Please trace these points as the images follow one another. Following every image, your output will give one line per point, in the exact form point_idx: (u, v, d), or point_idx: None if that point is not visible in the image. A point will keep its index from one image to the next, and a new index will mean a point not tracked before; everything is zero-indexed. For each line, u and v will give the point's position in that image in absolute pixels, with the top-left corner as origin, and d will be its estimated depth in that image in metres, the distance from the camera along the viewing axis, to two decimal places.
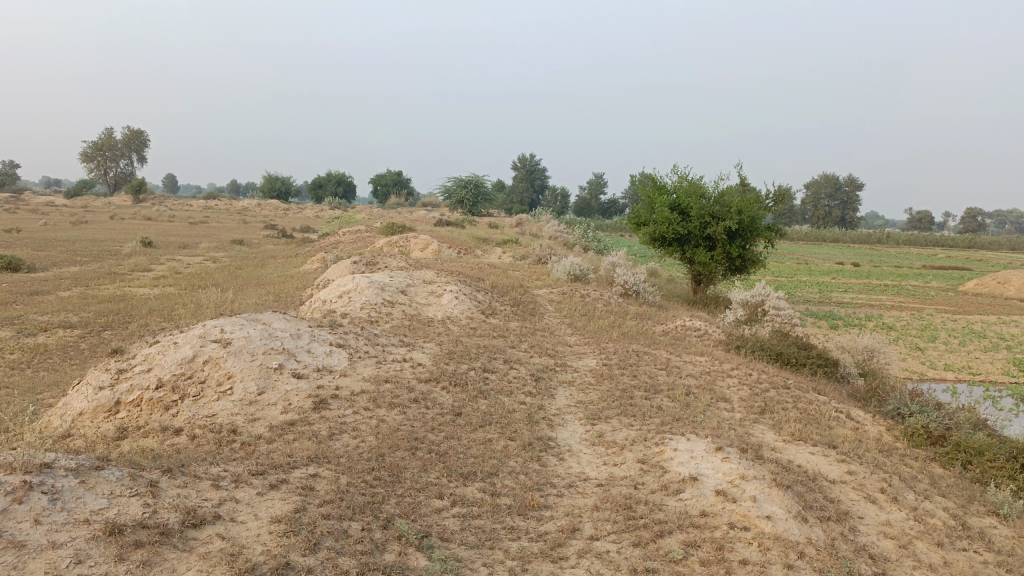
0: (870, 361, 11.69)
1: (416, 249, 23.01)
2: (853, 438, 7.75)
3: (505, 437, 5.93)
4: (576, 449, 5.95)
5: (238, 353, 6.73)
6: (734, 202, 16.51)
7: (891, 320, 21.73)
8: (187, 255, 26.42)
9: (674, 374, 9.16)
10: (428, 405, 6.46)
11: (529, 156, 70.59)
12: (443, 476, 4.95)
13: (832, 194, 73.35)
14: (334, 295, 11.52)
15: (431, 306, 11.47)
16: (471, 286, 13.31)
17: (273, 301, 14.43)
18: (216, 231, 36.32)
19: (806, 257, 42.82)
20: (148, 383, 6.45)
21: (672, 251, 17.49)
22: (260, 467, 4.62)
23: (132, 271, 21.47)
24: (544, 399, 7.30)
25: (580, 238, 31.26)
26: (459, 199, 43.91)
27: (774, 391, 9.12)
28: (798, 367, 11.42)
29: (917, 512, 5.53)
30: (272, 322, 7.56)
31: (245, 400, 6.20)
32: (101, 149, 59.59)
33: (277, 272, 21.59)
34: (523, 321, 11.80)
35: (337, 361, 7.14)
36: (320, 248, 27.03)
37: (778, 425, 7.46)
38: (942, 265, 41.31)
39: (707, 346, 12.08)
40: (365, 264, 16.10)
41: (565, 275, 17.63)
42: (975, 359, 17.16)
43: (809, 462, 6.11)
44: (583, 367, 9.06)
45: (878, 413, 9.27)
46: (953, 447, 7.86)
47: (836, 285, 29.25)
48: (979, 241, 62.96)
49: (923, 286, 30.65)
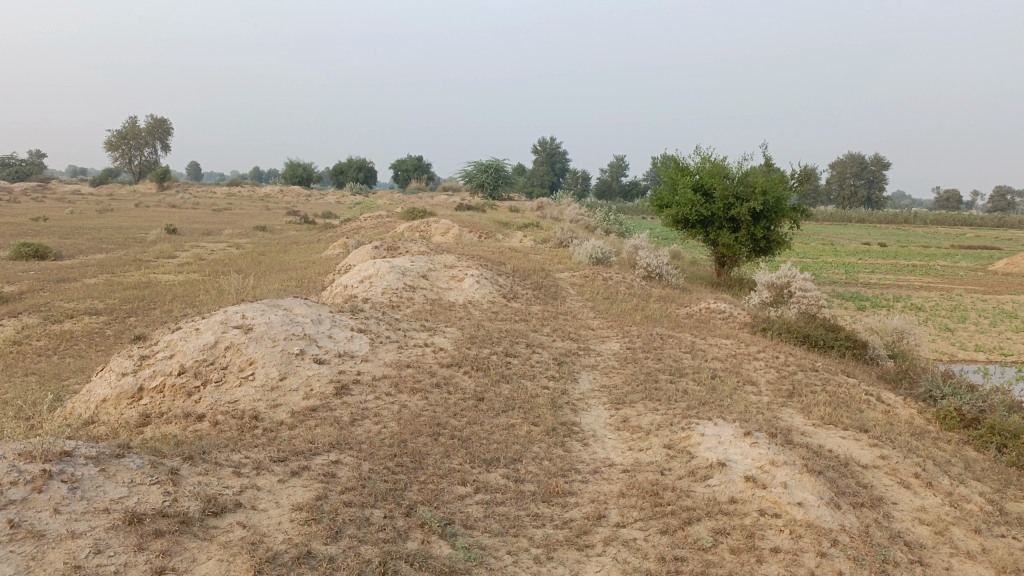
0: (900, 342, 11.46)
1: (438, 233, 22.95)
2: (884, 421, 7.58)
3: (529, 422, 5.84)
4: (600, 434, 5.85)
5: (259, 338, 6.70)
6: (759, 182, 16.23)
7: (919, 301, 21.33)
8: (210, 241, 26.61)
9: (699, 357, 9.01)
10: (451, 390, 6.39)
11: (550, 139, 70.14)
12: (465, 462, 4.88)
13: (858, 174, 72.16)
14: (355, 280, 11.49)
15: (452, 291, 11.40)
16: (492, 270, 13.22)
17: (296, 286, 14.46)
18: (239, 218, 36.55)
19: (831, 237, 42.27)
20: (170, 369, 6.44)
21: (695, 232, 17.26)
22: (281, 453, 4.57)
23: (156, 258, 21.65)
24: (568, 383, 7.21)
25: (602, 221, 31.03)
26: (480, 183, 43.74)
27: (801, 374, 8.95)
28: (825, 350, 11.22)
29: (953, 497, 5.37)
30: (293, 308, 7.52)
31: (267, 386, 6.17)
32: (126, 137, 60.21)
33: (299, 258, 21.65)
34: (545, 305, 11.70)
35: (358, 346, 7.09)
36: (342, 233, 27.06)
37: (806, 409, 7.30)
38: (971, 245, 40.49)
39: (732, 329, 11.91)
40: (387, 249, 16.07)
41: (587, 258, 17.48)
42: (1008, 340, 16.79)
43: (840, 447, 5.96)
44: (606, 351, 8.95)
45: (909, 395, 9.07)
46: (988, 430, 7.66)
47: (862, 265, 28.78)
48: (1010, 220, 61.67)
49: (952, 266, 30.08)
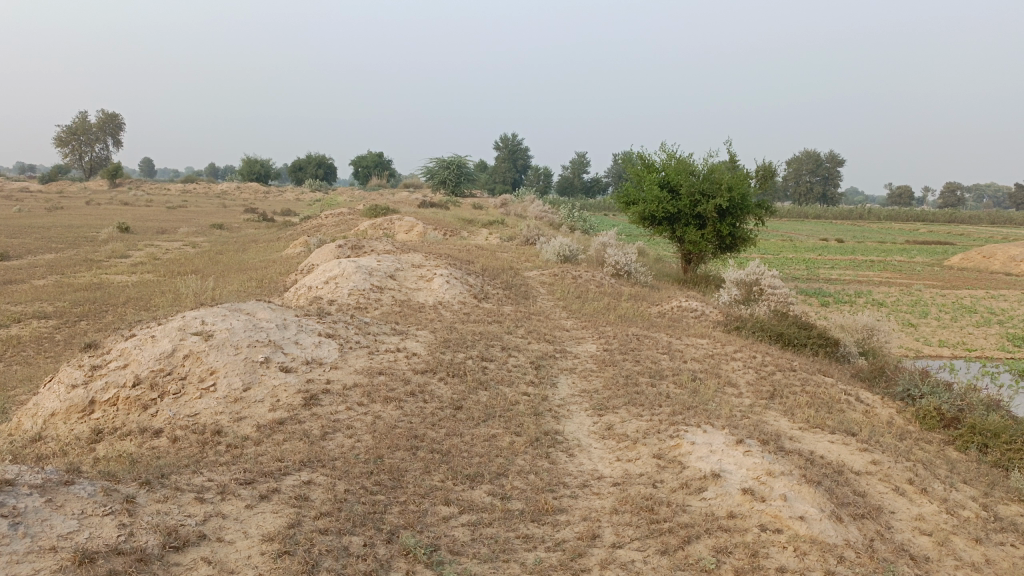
0: (871, 340, 11.43)
1: (402, 231, 22.52)
2: (867, 422, 7.45)
3: (510, 432, 5.56)
4: (585, 444, 5.59)
5: (221, 346, 6.29)
6: (725, 179, 16.14)
7: (881, 296, 21.54)
8: (165, 240, 25.78)
9: (677, 358, 8.81)
10: (427, 399, 6.07)
11: (512, 136, 69.85)
12: (447, 479, 4.57)
13: (814, 171, 73.30)
14: (320, 281, 11.08)
15: (422, 291, 11.05)
16: (461, 269, 12.89)
17: (256, 287, 13.96)
18: (196, 216, 35.62)
19: (790, 233, 42.79)
20: (124, 381, 6.01)
21: (662, 230, 17.11)
22: (248, 474, 4.20)
23: (109, 257, 20.85)
24: (547, 389, 6.93)
25: (566, 218, 30.87)
26: (442, 179, 43.22)
27: (780, 374, 8.79)
28: (799, 348, 11.13)
29: (949, 504, 5.22)
30: (256, 312, 7.12)
31: (230, 397, 5.78)
32: (76, 133, 58.36)
33: (259, 257, 21.05)
34: (517, 305, 11.43)
35: (327, 353, 6.72)
36: (303, 232, 26.42)
37: (790, 412, 7.13)
38: (925, 240, 41.22)
39: (705, 328, 11.76)
40: (350, 248, 15.61)
41: (555, 256, 17.24)
42: (969, 335, 16.99)
43: (831, 453, 5.79)
44: (583, 353, 8.70)
45: (887, 394, 8.97)
46: (968, 429, 7.58)
47: (823, 261, 29.08)
48: (959, 215, 63.17)
49: (909, 261, 30.55)
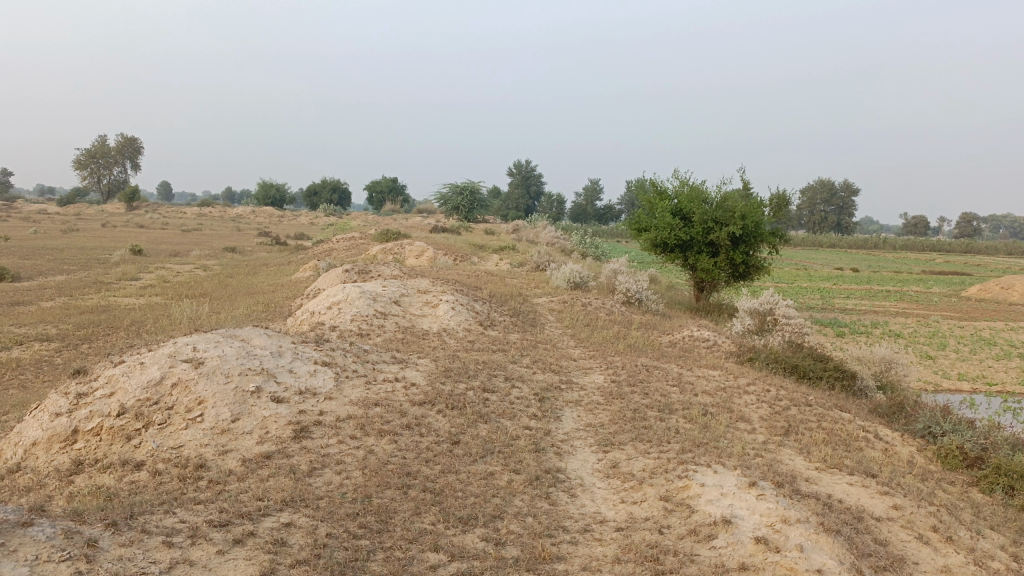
0: (889, 373, 11.06)
1: (412, 256, 22.37)
2: (886, 462, 7.09)
3: (509, 470, 5.27)
4: (589, 483, 5.29)
5: (211, 374, 6.04)
6: (738, 207, 15.89)
7: (898, 327, 21.10)
8: (177, 263, 25.73)
9: (688, 391, 8.49)
10: (423, 432, 5.79)
11: (525, 162, 69.97)
12: (438, 522, 4.28)
13: (828, 200, 72.92)
14: (323, 306, 10.86)
15: (426, 318, 10.82)
16: (468, 295, 12.65)
17: (262, 311, 13.78)
18: (210, 239, 35.72)
19: (804, 262, 42.41)
20: (109, 410, 5.77)
21: (674, 257, 16.84)
22: (224, 516, 3.94)
23: (119, 279, 20.79)
24: (551, 423, 6.63)
25: (578, 244, 30.64)
26: (455, 205, 43.22)
27: (795, 409, 8.45)
28: (814, 381, 10.77)
29: (977, 554, 4.87)
30: (251, 339, 6.89)
31: (217, 429, 5.52)
32: (95, 156, 58.98)
33: (268, 281, 20.92)
34: (524, 333, 11.16)
35: (322, 382, 6.46)
36: (313, 256, 26.34)
37: (806, 450, 6.80)
38: (942, 271, 40.69)
39: (717, 359, 11.44)
40: (357, 272, 15.43)
41: (565, 282, 16.98)
42: (989, 368, 16.53)
43: (849, 496, 5.45)
44: (590, 384, 8.40)
45: (907, 430, 8.59)
46: (993, 470, 7.20)
47: (837, 290, 28.67)
48: (976, 246, 62.48)
49: (926, 292, 30.02)
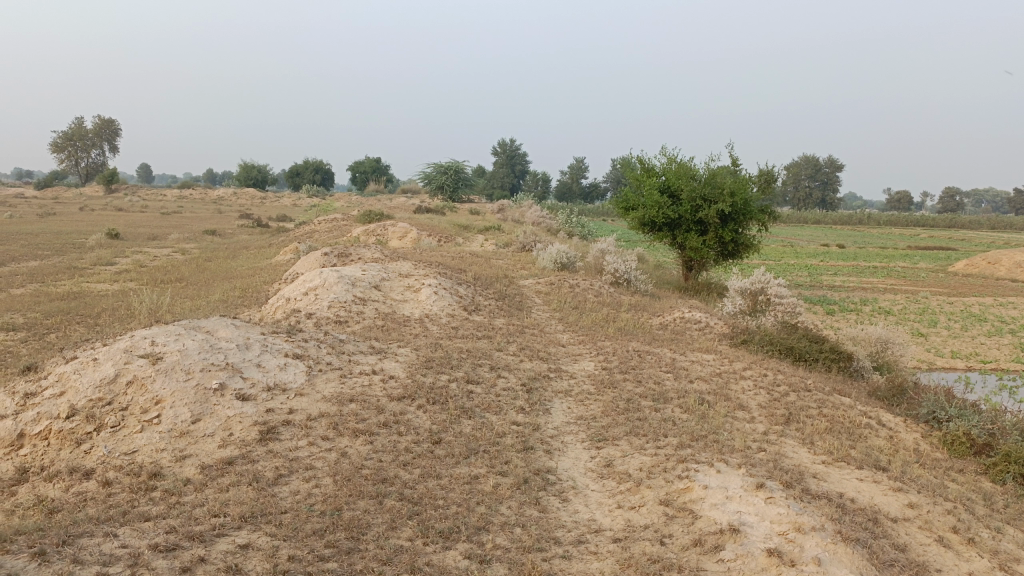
0: (885, 353, 10.71)
1: (395, 238, 21.82)
2: (892, 451, 6.73)
3: (495, 472, 4.84)
4: (582, 485, 4.87)
5: (169, 371, 5.56)
6: (727, 183, 15.46)
7: (887, 304, 20.83)
8: (155, 247, 24.99)
9: (683, 378, 8.08)
10: (402, 431, 5.34)
11: (508, 140, 69.09)
12: (416, 537, 3.85)
13: (813, 176, 72.75)
14: (299, 292, 10.37)
15: (408, 303, 10.34)
16: (452, 279, 12.16)
17: (238, 297, 13.24)
18: (189, 221, 34.95)
19: (790, 239, 42.13)
20: (58, 411, 5.28)
21: (662, 236, 16.40)
22: (174, 541, 3.50)
23: (93, 264, 20.10)
24: (539, 417, 6.20)
25: (564, 224, 30.16)
26: (439, 184, 42.53)
27: (794, 395, 8.07)
28: (810, 363, 10.39)
29: (1003, 557, 4.50)
30: (216, 331, 6.40)
31: (175, 432, 5.05)
32: (72, 138, 57.77)
33: (248, 265, 20.31)
34: (510, 318, 10.71)
35: (292, 377, 5.98)
36: (294, 238, 25.70)
37: (809, 441, 6.41)
38: (927, 246, 40.61)
39: (710, 342, 11.05)
40: (337, 256, 14.89)
41: (552, 263, 16.51)
42: (982, 345, 16.27)
43: (861, 494, 5.08)
44: (580, 373, 7.96)
45: (910, 415, 8.24)
46: (1003, 457, 6.86)
47: (824, 267, 28.38)
48: (959, 220, 62.52)
49: (912, 267, 29.81)
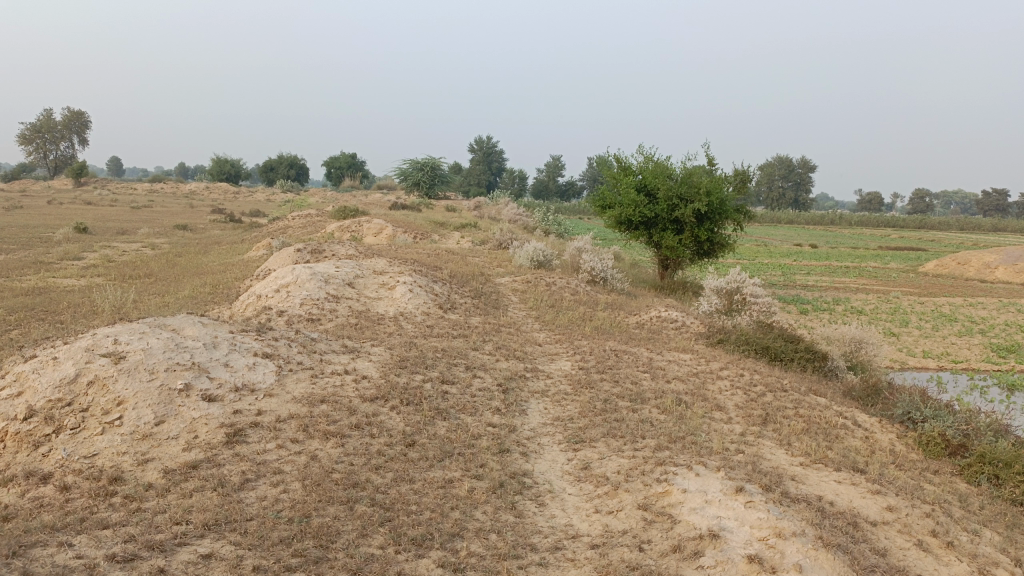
0: (859, 353, 10.76)
1: (370, 234, 21.59)
2: (868, 453, 6.71)
3: (469, 476, 4.72)
4: (559, 489, 4.76)
5: (133, 371, 5.36)
6: (703, 183, 15.46)
7: (859, 304, 21.00)
8: (124, 241, 24.50)
9: (660, 378, 8.01)
10: (374, 433, 5.19)
11: (485, 138, 68.89)
12: (388, 544, 3.72)
13: (786, 176, 73.46)
14: (270, 289, 10.15)
15: (382, 301, 10.18)
16: (428, 276, 12.00)
17: (209, 294, 12.95)
18: (159, 216, 34.35)
19: (763, 238, 42.42)
20: (14, 413, 5.07)
21: (638, 235, 16.35)
22: (133, 551, 3.34)
23: (61, 259, 19.62)
24: (515, 418, 6.09)
25: (540, 222, 30.08)
26: (416, 181, 42.26)
27: (770, 395, 8.04)
28: (786, 363, 10.38)
29: (982, 562, 4.48)
30: (183, 329, 6.20)
31: (138, 434, 4.86)
32: (41, 130, 56.55)
33: (220, 261, 19.96)
34: (486, 316, 10.59)
35: (262, 377, 5.81)
36: (268, 233, 25.33)
37: (787, 442, 6.37)
38: (897, 246, 41.19)
39: (686, 341, 11.02)
40: (311, 252, 14.65)
41: (528, 261, 16.40)
42: (952, 345, 16.45)
43: (839, 497, 5.03)
44: (556, 373, 7.86)
45: (885, 416, 8.24)
46: (977, 458, 6.88)
47: (797, 267, 28.60)
48: (928, 221, 63.50)
49: (884, 267, 30.12)
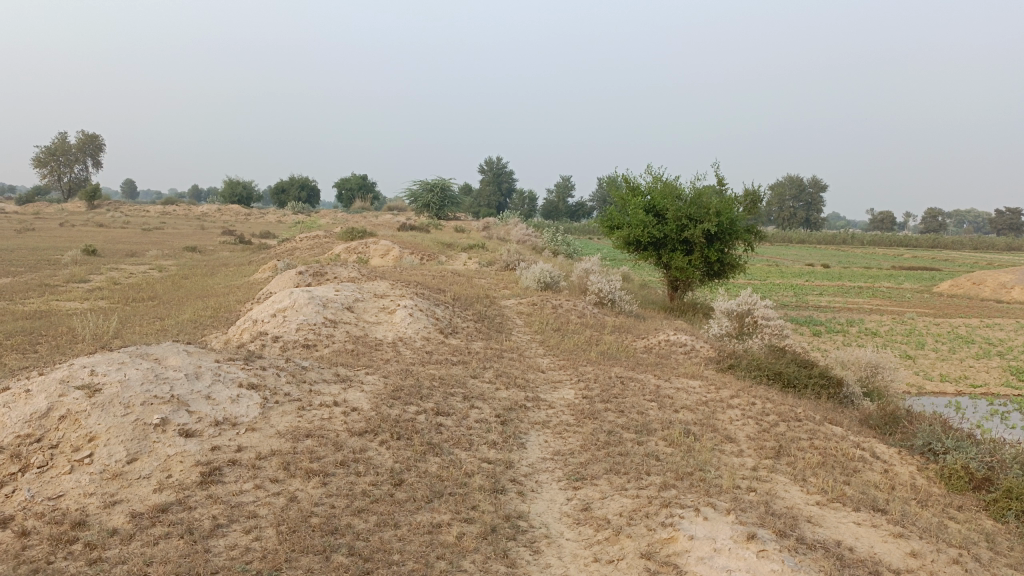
0: (875, 378, 10.36)
1: (377, 256, 21.38)
2: (888, 488, 6.32)
3: (459, 520, 4.38)
4: (556, 533, 4.43)
5: (107, 405, 5.07)
6: (713, 203, 15.18)
7: (873, 325, 20.57)
8: (132, 263, 24.40)
9: (667, 407, 7.66)
10: (361, 471, 4.87)
11: (495, 159, 69.00)
12: None
13: (797, 196, 73.08)
14: (267, 314, 9.89)
15: (381, 326, 9.89)
16: (430, 299, 11.73)
17: (209, 318, 12.71)
18: (170, 237, 34.33)
19: (775, 258, 42.04)
20: None
21: (647, 256, 16.04)
22: None
23: (66, 282, 19.49)
24: (512, 453, 5.76)
25: (549, 242, 29.83)
26: (425, 202, 42.17)
27: (783, 425, 7.66)
28: (800, 389, 9.98)
29: None
30: (165, 359, 5.92)
31: (107, 473, 4.56)
32: (55, 154, 56.93)
33: (225, 283, 19.77)
34: (488, 341, 10.28)
35: (245, 410, 5.51)
36: (275, 255, 25.17)
37: (802, 477, 6.00)
38: (910, 266, 40.71)
39: (696, 367, 10.65)
40: (313, 274, 14.42)
41: (535, 282, 16.10)
42: (971, 368, 15.99)
43: (860, 542, 4.67)
44: (559, 402, 7.52)
45: (905, 446, 7.83)
46: (1003, 493, 6.47)
47: (810, 287, 28.14)
48: (942, 240, 62.86)
49: (898, 288, 29.62)
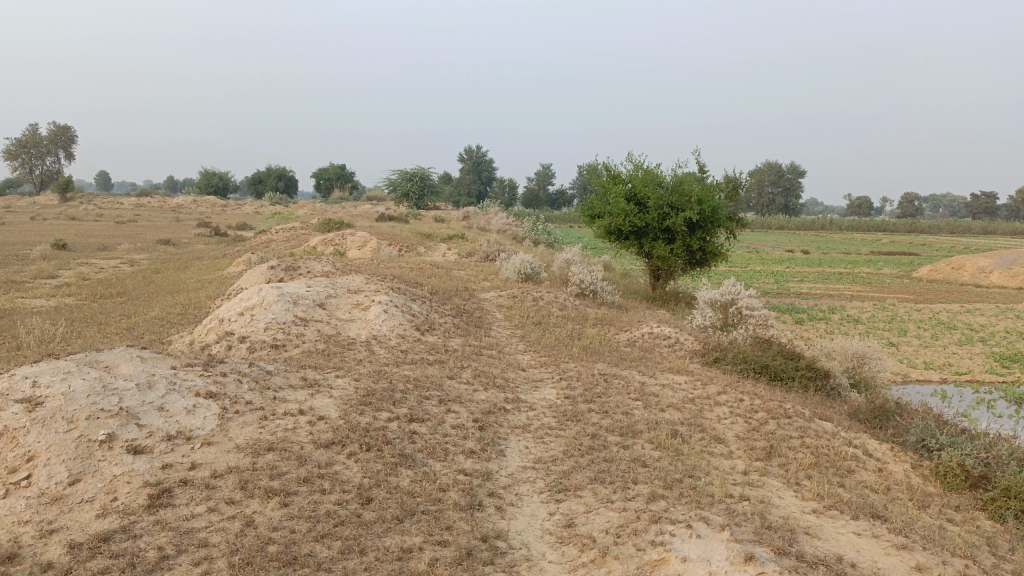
0: (862, 369, 10.12)
1: (354, 248, 20.88)
2: (884, 491, 6.05)
3: (431, 543, 4.03)
4: (537, 555, 4.09)
5: (48, 420, 4.65)
6: (695, 190, 14.86)
7: (855, 312, 20.42)
8: (103, 258, 23.67)
9: (653, 407, 7.34)
10: (326, 488, 4.51)
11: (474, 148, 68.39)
12: None
13: (776, 181, 73.23)
14: (234, 312, 9.44)
15: (354, 323, 9.49)
16: (406, 293, 11.32)
17: (177, 316, 12.21)
18: (143, 230, 33.52)
19: (756, 245, 41.91)
20: None
21: (629, 245, 15.73)
22: None
23: (32, 278, 18.81)
24: (491, 463, 5.41)
25: (530, 231, 29.48)
26: (404, 192, 41.59)
27: (773, 422, 7.38)
28: (787, 383, 9.70)
29: None
30: (116, 368, 5.49)
31: (45, 498, 4.15)
32: (26, 146, 55.46)
33: (197, 278, 19.16)
34: (466, 338, 9.91)
35: (201, 423, 5.11)
36: (250, 248, 24.56)
37: (796, 482, 5.70)
38: (890, 250, 40.76)
39: (680, 361, 10.35)
40: (285, 268, 13.94)
41: (515, 274, 15.73)
42: (954, 355, 15.85)
43: (861, 556, 4.38)
44: (540, 403, 7.19)
45: (897, 443, 7.57)
46: (1001, 492, 6.22)
47: (791, 274, 27.99)
48: (919, 225, 63.22)
49: (878, 273, 29.56)
